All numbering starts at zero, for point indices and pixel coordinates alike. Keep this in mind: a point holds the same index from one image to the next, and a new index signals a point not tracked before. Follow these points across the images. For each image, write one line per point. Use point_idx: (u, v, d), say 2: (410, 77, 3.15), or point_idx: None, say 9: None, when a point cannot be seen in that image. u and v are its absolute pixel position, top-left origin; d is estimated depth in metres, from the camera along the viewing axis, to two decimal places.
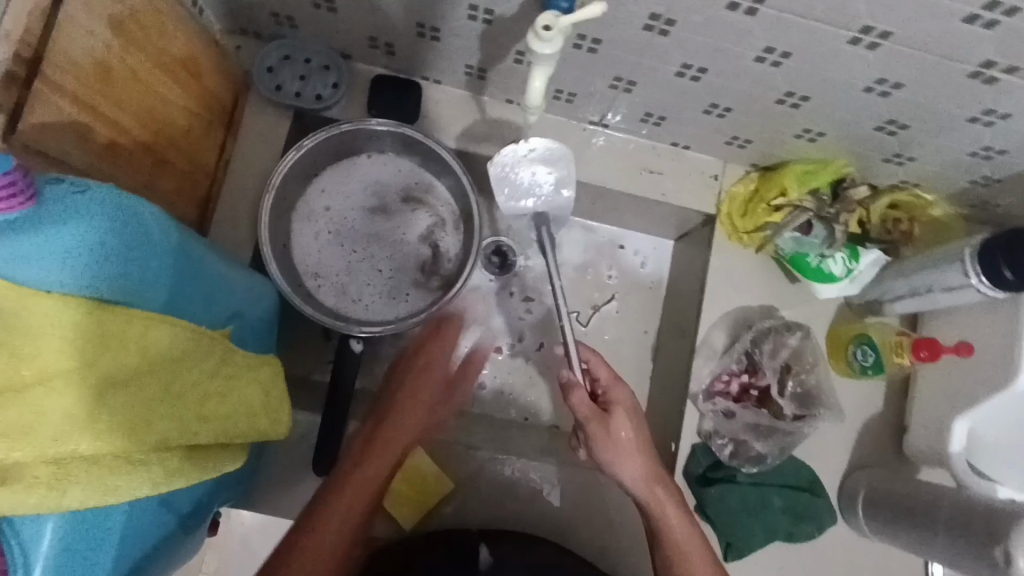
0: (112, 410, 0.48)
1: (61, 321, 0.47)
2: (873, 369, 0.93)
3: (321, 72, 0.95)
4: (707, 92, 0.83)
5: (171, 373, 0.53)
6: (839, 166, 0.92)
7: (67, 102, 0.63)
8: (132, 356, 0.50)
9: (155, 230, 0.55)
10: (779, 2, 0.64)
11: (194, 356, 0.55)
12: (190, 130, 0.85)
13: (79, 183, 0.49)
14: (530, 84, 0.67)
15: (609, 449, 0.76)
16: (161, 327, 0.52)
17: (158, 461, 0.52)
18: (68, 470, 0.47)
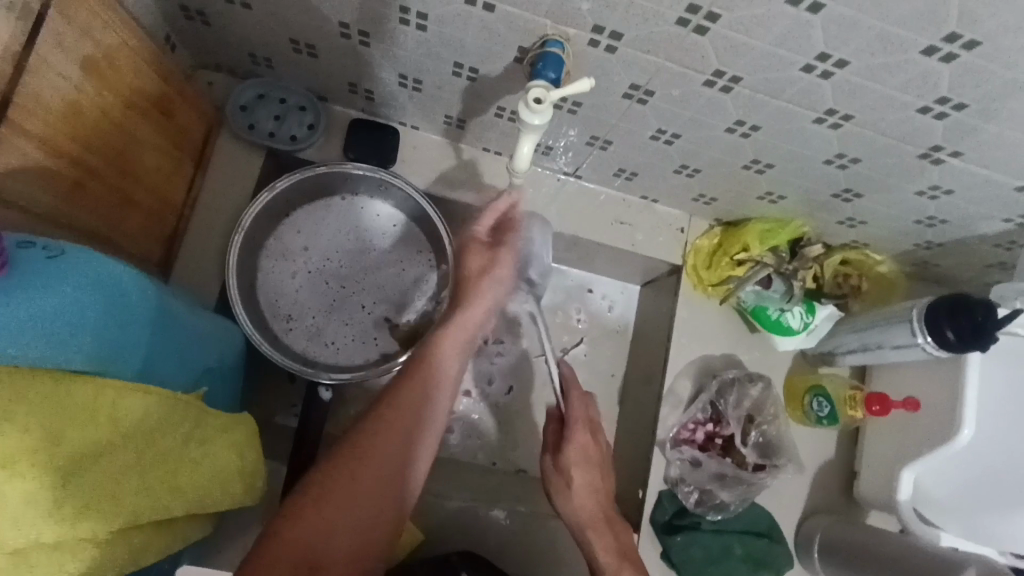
0: (74, 489, 0.48)
1: (28, 397, 0.47)
2: (827, 421, 0.97)
3: (297, 112, 0.93)
4: (680, 155, 0.87)
5: (143, 445, 0.52)
6: (797, 226, 0.98)
7: (34, 146, 0.60)
8: (99, 429, 0.50)
9: (131, 293, 0.58)
10: (753, 83, 0.68)
11: (168, 424, 0.54)
12: (159, 170, 0.82)
13: (53, 247, 0.53)
14: (517, 148, 0.69)
15: (562, 484, 0.79)
16: (134, 397, 0.52)
17: (125, 539, 0.52)
18: (29, 558, 0.47)
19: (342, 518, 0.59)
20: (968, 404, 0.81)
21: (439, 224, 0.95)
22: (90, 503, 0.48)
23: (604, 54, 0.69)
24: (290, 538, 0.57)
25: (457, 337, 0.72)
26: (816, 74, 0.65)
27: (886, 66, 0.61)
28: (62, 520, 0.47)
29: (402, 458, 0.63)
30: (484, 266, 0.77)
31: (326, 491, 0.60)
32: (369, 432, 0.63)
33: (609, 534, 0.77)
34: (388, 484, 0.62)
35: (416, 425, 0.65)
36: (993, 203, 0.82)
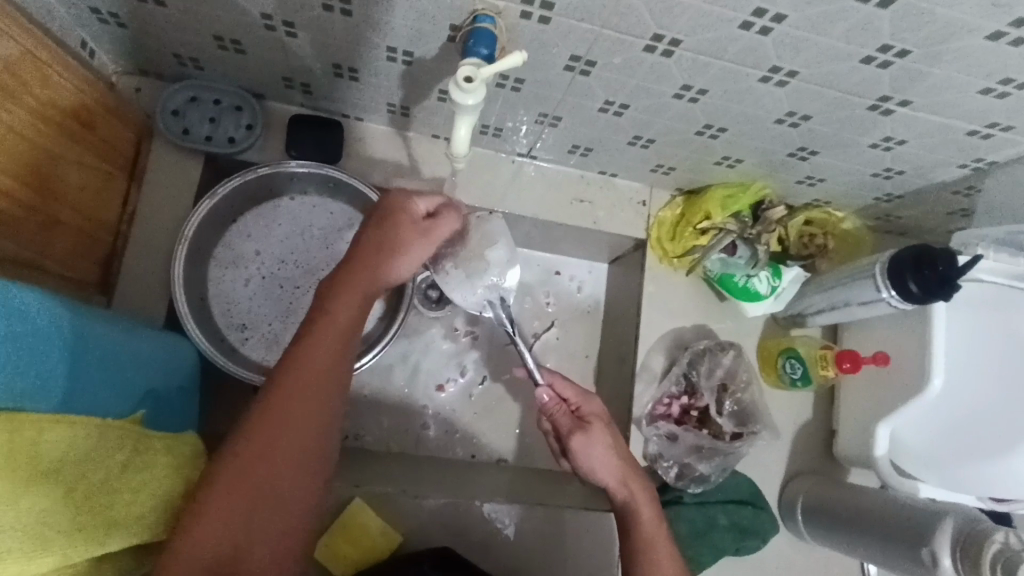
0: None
1: None
2: (801, 382, 0.96)
3: (233, 112, 0.90)
4: (631, 125, 0.85)
5: (74, 477, 0.49)
6: (758, 188, 0.96)
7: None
8: (16, 469, 0.46)
9: (43, 319, 0.54)
10: (694, 45, 0.66)
11: (100, 453, 0.51)
12: (85, 188, 0.77)
13: None
14: (455, 132, 0.65)
15: (589, 457, 0.78)
16: (57, 430, 0.49)
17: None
18: None
19: (249, 516, 0.55)
20: (936, 354, 0.81)
21: None
22: (13, 547, 0.45)
23: (538, 25, 0.66)
24: (189, 549, 0.53)
25: (361, 296, 0.64)
26: (755, 30, 0.62)
27: (824, 16, 0.60)
28: None
29: (309, 444, 0.59)
30: (392, 230, 0.66)
31: (224, 488, 0.55)
32: (261, 422, 0.58)
33: (639, 487, 0.78)
34: (299, 474, 0.58)
35: (318, 406, 0.59)
36: (947, 149, 0.81)
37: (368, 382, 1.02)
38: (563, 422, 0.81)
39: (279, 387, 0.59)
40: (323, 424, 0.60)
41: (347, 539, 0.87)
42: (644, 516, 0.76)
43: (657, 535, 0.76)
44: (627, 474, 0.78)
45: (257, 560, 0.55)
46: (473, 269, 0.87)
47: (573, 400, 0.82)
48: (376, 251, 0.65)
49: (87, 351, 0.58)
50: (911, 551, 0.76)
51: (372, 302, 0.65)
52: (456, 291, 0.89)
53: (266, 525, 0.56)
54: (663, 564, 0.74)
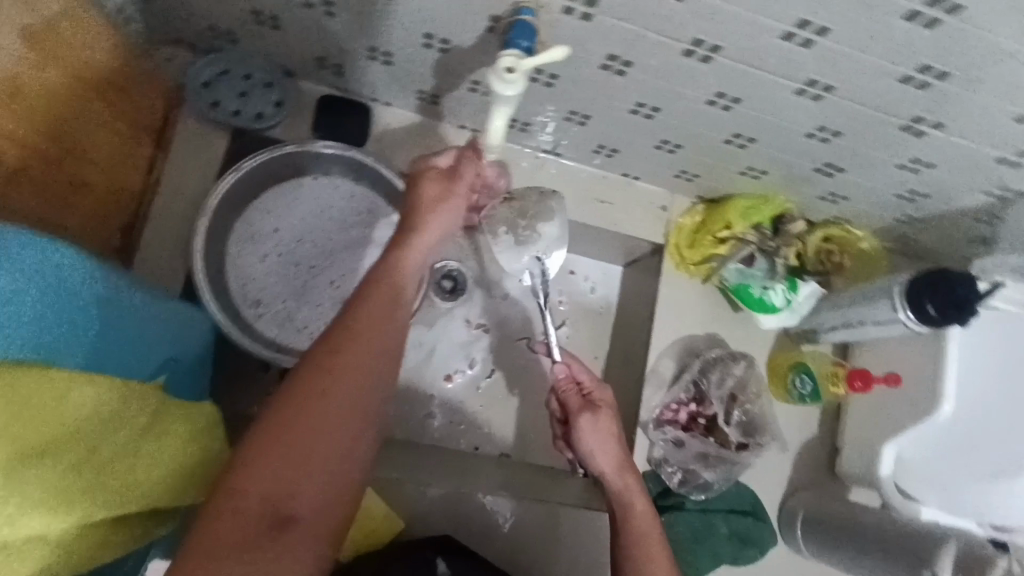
0: (24, 487, 0.45)
1: None
2: (811, 397, 0.98)
3: (262, 89, 0.89)
4: (660, 129, 0.85)
5: (95, 439, 0.50)
6: (779, 202, 0.97)
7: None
8: (41, 424, 0.47)
9: (76, 279, 0.56)
10: (734, 52, 0.65)
11: (124, 416, 0.52)
12: (113, 152, 0.78)
13: None
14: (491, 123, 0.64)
15: (590, 439, 0.79)
16: (82, 387, 0.50)
17: (80, 542, 0.49)
18: None
19: (294, 471, 0.55)
20: (948, 379, 0.81)
21: None
22: (35, 502, 0.45)
23: (579, 22, 0.65)
24: (239, 493, 0.54)
25: (407, 261, 0.69)
26: (797, 42, 0.62)
27: (867, 33, 0.60)
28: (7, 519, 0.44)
29: (358, 395, 0.59)
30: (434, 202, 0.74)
31: (272, 438, 0.56)
32: (311, 374, 0.58)
33: (633, 482, 0.77)
34: (348, 424, 0.58)
35: (367, 357, 0.61)
36: (974, 175, 0.81)
37: None
38: (572, 401, 0.81)
39: (332, 340, 0.60)
40: (371, 377, 0.60)
41: (359, 527, 0.86)
42: (637, 510, 0.75)
43: (650, 531, 0.74)
44: (623, 466, 0.78)
45: (304, 508, 0.55)
46: (523, 238, 0.90)
47: (586, 383, 0.83)
48: (420, 217, 0.72)
49: (101, 313, 0.58)
50: (912, 572, 0.77)
51: (417, 267, 0.70)
52: (501, 254, 0.92)
53: (313, 479, 0.56)
54: (654, 559, 0.72)
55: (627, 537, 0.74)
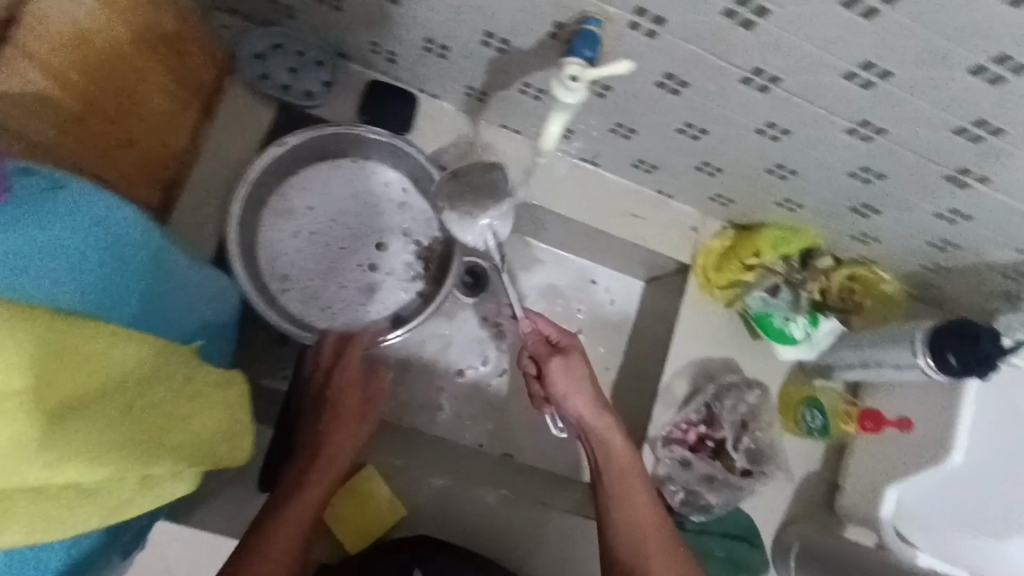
0: (63, 436, 0.43)
1: (22, 336, 0.42)
2: (819, 433, 0.98)
3: (314, 66, 0.89)
4: (703, 151, 0.86)
5: (132, 395, 0.48)
6: (810, 236, 0.97)
7: (14, 54, 0.62)
8: (87, 375, 0.46)
9: (135, 236, 0.57)
10: (792, 85, 0.66)
11: (161, 375, 0.50)
12: (166, 115, 0.77)
13: (52, 179, 0.52)
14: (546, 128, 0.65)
15: (564, 385, 0.80)
16: (126, 345, 0.48)
17: (109, 492, 0.47)
18: (9, 503, 0.42)
19: None
20: (960, 430, 0.82)
21: (450, 198, 0.93)
22: (73, 453, 0.44)
23: (643, 38, 0.66)
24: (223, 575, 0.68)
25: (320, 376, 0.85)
26: (857, 83, 0.63)
27: (929, 81, 0.60)
28: (44, 467, 0.43)
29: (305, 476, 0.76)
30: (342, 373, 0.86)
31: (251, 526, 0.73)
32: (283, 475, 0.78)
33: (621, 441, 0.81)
34: (297, 503, 0.74)
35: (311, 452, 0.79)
36: (1009, 233, 0.81)
37: (393, 354, 1.02)
38: (540, 350, 0.82)
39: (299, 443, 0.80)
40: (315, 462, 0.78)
41: (359, 508, 0.86)
42: (620, 451, 0.80)
43: (634, 480, 0.79)
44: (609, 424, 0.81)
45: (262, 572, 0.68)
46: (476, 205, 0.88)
47: (554, 334, 0.84)
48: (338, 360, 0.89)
49: (144, 272, 0.59)
50: None
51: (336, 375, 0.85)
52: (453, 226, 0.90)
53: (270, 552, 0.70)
54: (640, 510, 0.77)
55: (615, 488, 0.79)
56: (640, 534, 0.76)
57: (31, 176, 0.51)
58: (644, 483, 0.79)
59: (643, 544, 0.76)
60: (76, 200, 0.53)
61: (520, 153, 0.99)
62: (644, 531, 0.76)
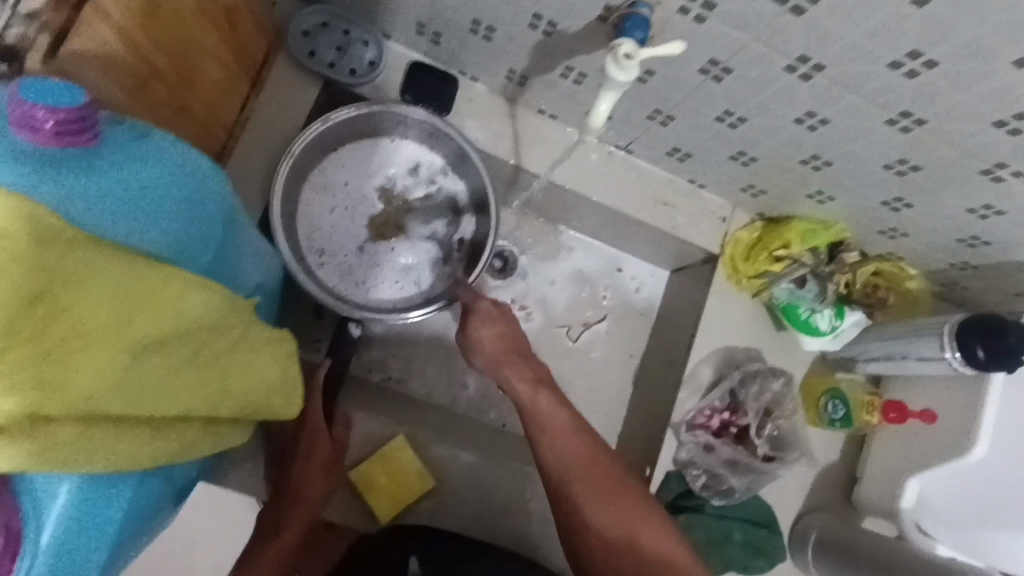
0: (144, 372, 0.44)
1: (113, 272, 0.43)
2: (841, 423, 0.99)
3: (359, 45, 0.92)
4: (738, 140, 0.87)
5: (206, 341, 0.49)
6: (839, 230, 0.99)
7: (93, 15, 0.59)
8: (166, 319, 0.45)
9: (210, 190, 0.58)
10: (837, 73, 0.67)
11: (231, 323, 0.52)
12: (217, 83, 0.78)
13: (137, 128, 0.54)
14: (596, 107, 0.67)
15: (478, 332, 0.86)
16: (201, 293, 0.47)
17: (177, 432, 0.49)
18: (94, 433, 0.43)
19: None
20: (985, 424, 0.83)
21: (486, 179, 0.94)
22: (153, 390, 0.45)
23: (691, 24, 0.68)
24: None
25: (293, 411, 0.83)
26: (902, 72, 0.64)
27: (973, 72, 0.61)
28: (129, 400, 0.44)
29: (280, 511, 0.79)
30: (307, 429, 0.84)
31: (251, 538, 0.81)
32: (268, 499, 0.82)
33: (548, 394, 0.82)
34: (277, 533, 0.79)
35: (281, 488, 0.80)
36: None
37: (423, 332, 1.05)
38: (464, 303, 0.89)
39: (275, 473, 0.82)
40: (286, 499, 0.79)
41: (389, 476, 0.87)
42: (540, 402, 0.81)
43: (555, 426, 0.79)
44: (536, 376, 0.84)
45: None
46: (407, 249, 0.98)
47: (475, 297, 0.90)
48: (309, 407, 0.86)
49: (218, 229, 0.60)
50: None
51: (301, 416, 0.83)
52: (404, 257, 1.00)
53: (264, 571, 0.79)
54: (568, 449, 0.78)
55: (542, 435, 0.79)
56: (578, 474, 0.76)
57: (119, 125, 0.53)
58: (572, 422, 0.80)
59: (575, 483, 0.76)
60: (161, 149, 0.55)
61: (556, 138, 1.00)
62: (580, 469, 0.77)
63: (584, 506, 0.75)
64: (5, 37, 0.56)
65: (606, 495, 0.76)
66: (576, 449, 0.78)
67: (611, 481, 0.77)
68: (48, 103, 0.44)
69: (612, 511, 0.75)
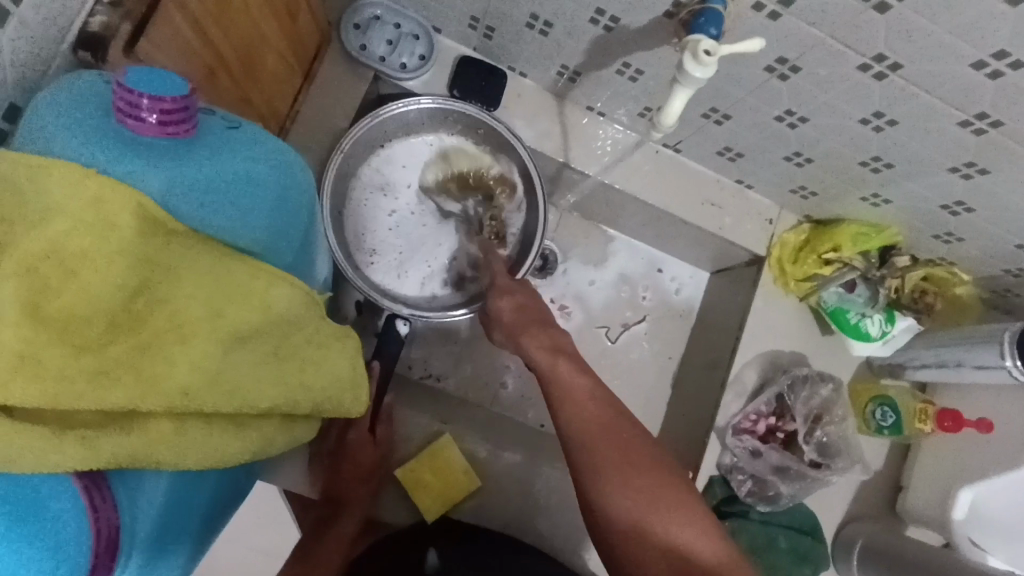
0: (228, 366, 0.46)
1: (201, 268, 0.47)
2: (889, 430, 0.98)
3: (410, 39, 0.91)
4: (797, 140, 0.86)
5: (282, 334, 0.50)
6: (891, 234, 0.97)
7: (174, 6, 0.56)
8: (250, 311, 0.48)
9: (298, 180, 0.58)
10: (914, 72, 0.66)
11: (306, 319, 0.52)
12: (275, 76, 0.78)
13: (231, 119, 0.54)
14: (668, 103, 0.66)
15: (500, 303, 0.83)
16: (282, 285, 0.51)
17: (259, 426, 0.50)
18: (185, 424, 0.46)
19: None
20: None
21: (534, 176, 0.92)
22: (234, 386, 0.47)
23: (765, 20, 0.66)
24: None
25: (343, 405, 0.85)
26: (985, 72, 0.62)
27: None
28: (214, 394, 0.46)
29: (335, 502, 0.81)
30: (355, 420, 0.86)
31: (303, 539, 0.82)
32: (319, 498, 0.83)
33: (568, 362, 0.72)
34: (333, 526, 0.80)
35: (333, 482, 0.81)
36: None
37: (463, 329, 1.04)
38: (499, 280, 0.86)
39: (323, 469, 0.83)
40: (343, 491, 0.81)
41: (437, 473, 0.86)
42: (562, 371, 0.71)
43: (578, 389, 0.69)
44: (555, 343, 0.75)
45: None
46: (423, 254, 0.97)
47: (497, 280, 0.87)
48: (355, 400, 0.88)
49: (302, 219, 0.59)
50: None
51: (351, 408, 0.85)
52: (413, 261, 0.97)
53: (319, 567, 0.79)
54: (587, 413, 0.68)
55: (561, 401, 0.69)
56: (599, 447, 0.65)
57: (214, 117, 0.54)
58: (591, 388, 0.70)
59: (600, 453, 0.65)
60: (252, 138, 0.55)
61: (603, 135, 0.99)
62: (605, 438, 0.65)
63: (615, 495, 0.63)
64: (91, 25, 0.55)
65: (637, 476, 0.64)
66: (597, 414, 0.67)
67: (635, 451, 0.65)
68: (153, 93, 0.46)
69: (645, 496, 0.63)
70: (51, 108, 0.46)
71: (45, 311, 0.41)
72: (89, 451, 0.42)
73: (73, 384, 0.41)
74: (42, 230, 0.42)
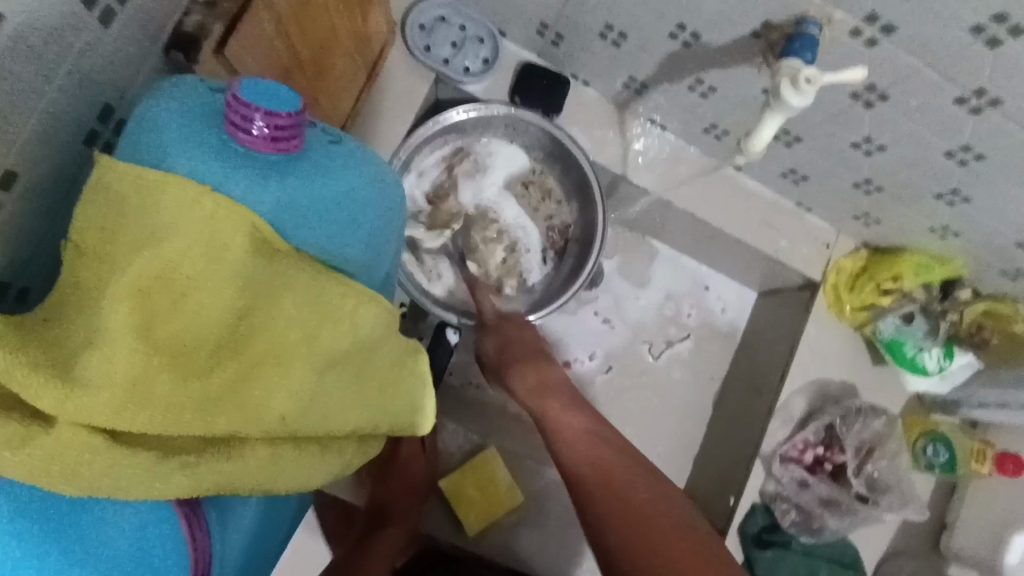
0: (322, 393, 0.47)
1: (300, 288, 0.47)
2: (941, 467, 0.96)
3: (475, 42, 0.89)
4: (869, 168, 0.83)
5: (369, 357, 0.50)
6: (956, 267, 0.93)
7: (262, 7, 0.56)
8: (343, 334, 0.48)
9: (393, 195, 0.56)
10: (1013, 110, 0.63)
11: (391, 339, 0.52)
12: (344, 75, 0.76)
13: (332, 134, 0.54)
14: (760, 130, 0.68)
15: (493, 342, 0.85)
16: (371, 306, 0.50)
17: (342, 449, 0.51)
18: (278, 450, 0.47)
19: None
20: None
21: (596, 186, 0.90)
22: (324, 413, 0.47)
23: (861, 46, 0.64)
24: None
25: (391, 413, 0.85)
26: None
27: None
28: (306, 420, 0.46)
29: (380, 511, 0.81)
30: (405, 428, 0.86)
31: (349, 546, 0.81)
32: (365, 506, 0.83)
33: (555, 401, 0.78)
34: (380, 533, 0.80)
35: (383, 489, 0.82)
36: None
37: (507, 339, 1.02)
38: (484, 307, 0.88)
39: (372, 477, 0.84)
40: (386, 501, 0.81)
41: (481, 488, 0.85)
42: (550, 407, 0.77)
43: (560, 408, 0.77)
44: (542, 381, 0.80)
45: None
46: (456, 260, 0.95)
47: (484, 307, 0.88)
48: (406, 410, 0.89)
49: (392, 233, 0.57)
50: None
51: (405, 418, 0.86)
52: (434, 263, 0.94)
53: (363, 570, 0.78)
54: (573, 447, 0.73)
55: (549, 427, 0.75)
56: (606, 502, 0.68)
57: (318, 132, 0.53)
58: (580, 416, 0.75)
59: (585, 473, 0.70)
60: (352, 153, 0.54)
61: (663, 149, 0.96)
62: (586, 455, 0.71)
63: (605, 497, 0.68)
64: (186, 24, 0.55)
65: (632, 488, 0.68)
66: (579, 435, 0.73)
67: (619, 468, 0.70)
68: (266, 107, 0.46)
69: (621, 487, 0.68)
70: (165, 122, 0.46)
71: (155, 336, 0.43)
72: (190, 478, 0.44)
73: (183, 412, 0.42)
74: (155, 252, 0.43)
